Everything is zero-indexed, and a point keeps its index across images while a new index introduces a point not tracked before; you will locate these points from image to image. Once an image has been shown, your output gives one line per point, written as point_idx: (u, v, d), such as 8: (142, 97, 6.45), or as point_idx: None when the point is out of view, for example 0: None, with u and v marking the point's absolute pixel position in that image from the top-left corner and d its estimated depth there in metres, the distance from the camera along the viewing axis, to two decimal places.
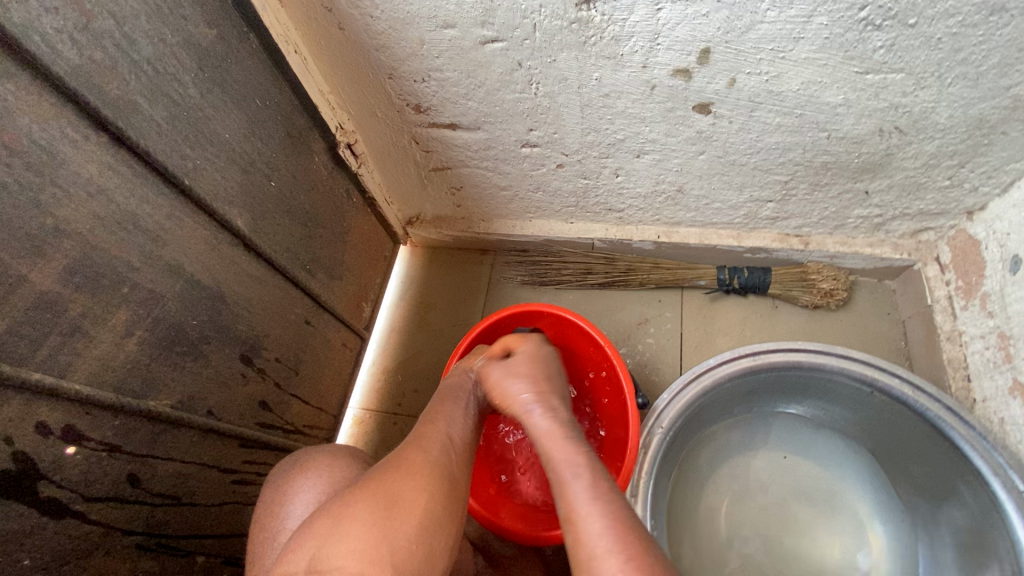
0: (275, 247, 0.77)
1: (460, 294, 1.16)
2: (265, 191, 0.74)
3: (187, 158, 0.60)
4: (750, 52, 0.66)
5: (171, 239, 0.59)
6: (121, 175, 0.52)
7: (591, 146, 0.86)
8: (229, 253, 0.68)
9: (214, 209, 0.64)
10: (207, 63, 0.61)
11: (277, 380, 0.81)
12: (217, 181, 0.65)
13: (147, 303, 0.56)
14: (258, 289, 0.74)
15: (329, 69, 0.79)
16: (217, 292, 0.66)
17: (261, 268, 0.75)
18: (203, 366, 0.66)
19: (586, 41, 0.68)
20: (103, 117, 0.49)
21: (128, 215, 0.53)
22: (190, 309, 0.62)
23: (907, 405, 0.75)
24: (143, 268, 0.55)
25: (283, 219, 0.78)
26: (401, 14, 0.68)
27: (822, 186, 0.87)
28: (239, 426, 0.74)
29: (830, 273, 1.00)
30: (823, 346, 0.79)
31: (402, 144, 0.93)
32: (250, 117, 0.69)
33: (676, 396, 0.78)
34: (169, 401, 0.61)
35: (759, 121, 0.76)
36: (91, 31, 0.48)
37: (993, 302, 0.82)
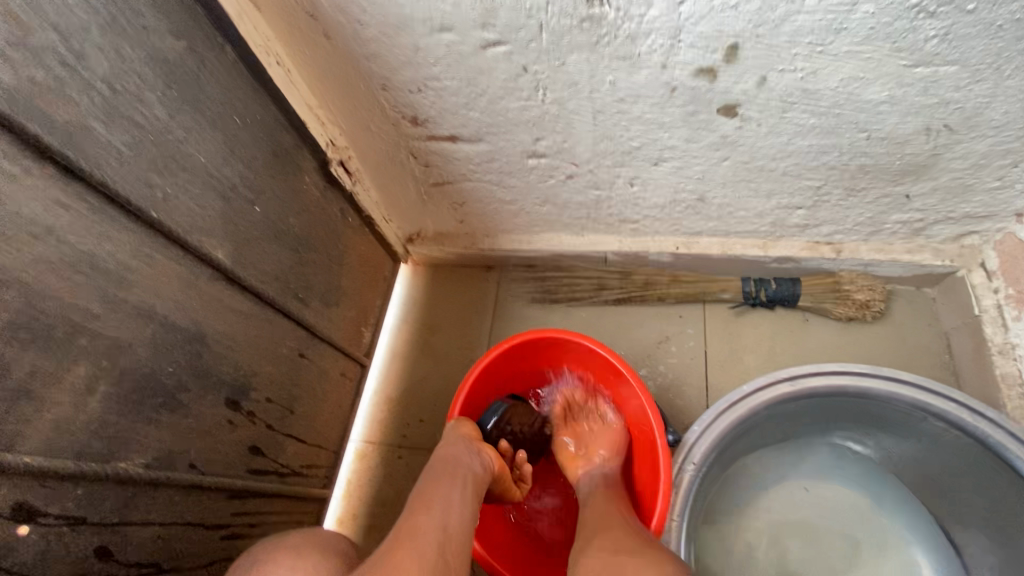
0: (263, 278, 0.70)
1: (466, 314, 1.09)
2: (249, 217, 0.67)
3: (155, 187, 0.53)
4: (784, 47, 0.58)
5: (139, 279, 0.52)
6: (73, 211, 0.45)
7: (604, 154, 0.79)
8: (210, 289, 0.61)
9: (190, 241, 0.57)
10: (175, 80, 0.55)
11: (269, 422, 0.74)
12: (193, 211, 0.58)
13: (111, 353, 0.49)
14: (244, 325, 0.67)
15: (316, 81, 0.73)
16: (196, 333, 0.59)
17: (247, 302, 0.68)
18: (182, 416, 0.59)
19: (598, 40, 0.61)
20: (47, 145, 0.42)
21: (84, 255, 0.46)
22: (165, 355, 0.56)
23: (966, 432, 0.68)
24: (105, 315, 0.49)
25: (271, 246, 0.72)
26: (391, 18, 0.61)
27: (858, 190, 0.79)
28: (228, 477, 0.67)
29: (865, 282, 0.93)
30: (868, 368, 0.72)
31: (399, 159, 0.86)
32: (229, 137, 0.63)
33: (708, 428, 0.71)
34: (143, 460, 0.54)
35: (791, 123, 0.68)
36: (29, 47, 0.41)
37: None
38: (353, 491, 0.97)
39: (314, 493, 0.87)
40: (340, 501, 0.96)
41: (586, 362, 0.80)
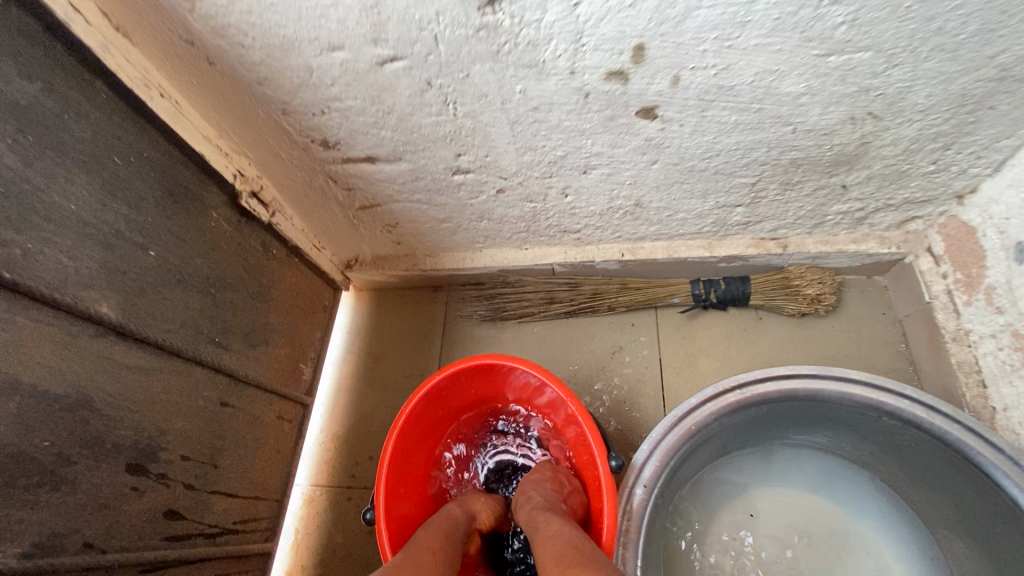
0: (166, 326, 0.65)
1: (413, 339, 1.04)
2: (142, 263, 0.62)
3: (9, 244, 0.48)
4: (691, 44, 0.55)
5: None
6: None
7: (531, 166, 0.76)
8: (96, 347, 0.56)
9: (60, 298, 0.52)
10: (28, 124, 0.50)
11: (189, 481, 0.69)
12: (65, 264, 0.53)
13: None
14: (146, 380, 0.62)
15: (210, 111, 0.68)
16: (81, 398, 0.54)
17: (147, 354, 0.62)
18: (70, 492, 0.53)
19: (499, 49, 0.58)
20: None
21: None
22: (39, 428, 0.50)
23: (919, 428, 0.65)
24: None
25: (174, 291, 0.66)
26: (275, 40, 0.57)
27: (794, 184, 0.77)
28: (138, 548, 0.61)
29: (814, 275, 0.90)
30: (816, 369, 0.69)
31: (318, 185, 0.81)
32: (109, 179, 0.58)
33: (655, 446, 0.67)
34: (20, 549, 0.49)
35: (713, 121, 0.66)
36: None
37: (1001, 296, 0.72)
38: (302, 539, 0.91)
39: (254, 548, 0.81)
40: (289, 551, 0.90)
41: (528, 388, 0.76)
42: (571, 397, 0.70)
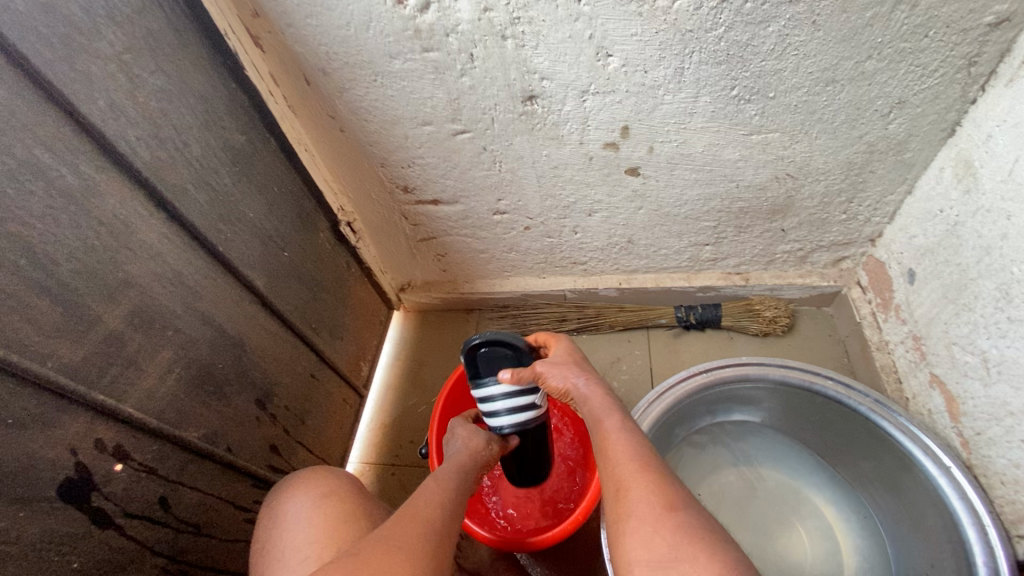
0: (287, 306, 0.90)
1: (450, 350, 1.28)
2: (279, 259, 0.89)
3: (221, 231, 0.75)
4: (659, 126, 0.85)
5: (206, 295, 0.72)
6: (173, 243, 0.67)
7: (551, 209, 1.04)
8: (250, 309, 0.81)
9: (240, 271, 0.78)
10: (238, 160, 0.79)
11: (286, 427, 0.90)
12: (243, 250, 0.80)
13: (185, 346, 0.69)
14: (272, 341, 0.86)
15: (331, 164, 0.98)
16: (239, 341, 0.78)
17: (274, 323, 0.87)
18: (225, 405, 0.76)
19: (533, 127, 0.88)
20: (165, 199, 0.65)
21: (176, 273, 0.67)
22: (217, 354, 0.74)
23: (843, 403, 0.86)
24: (184, 317, 0.68)
25: (294, 283, 0.93)
26: (389, 117, 0.88)
27: (745, 228, 1.04)
28: (254, 465, 0.82)
29: (772, 302, 1.14)
30: (765, 359, 0.91)
31: (393, 220, 1.10)
32: (270, 201, 0.86)
33: (643, 413, 0.87)
34: (197, 434, 0.71)
35: (680, 178, 0.94)
36: (160, 138, 0.65)
37: (904, 310, 0.95)
38: None
39: None
40: None
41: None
42: None
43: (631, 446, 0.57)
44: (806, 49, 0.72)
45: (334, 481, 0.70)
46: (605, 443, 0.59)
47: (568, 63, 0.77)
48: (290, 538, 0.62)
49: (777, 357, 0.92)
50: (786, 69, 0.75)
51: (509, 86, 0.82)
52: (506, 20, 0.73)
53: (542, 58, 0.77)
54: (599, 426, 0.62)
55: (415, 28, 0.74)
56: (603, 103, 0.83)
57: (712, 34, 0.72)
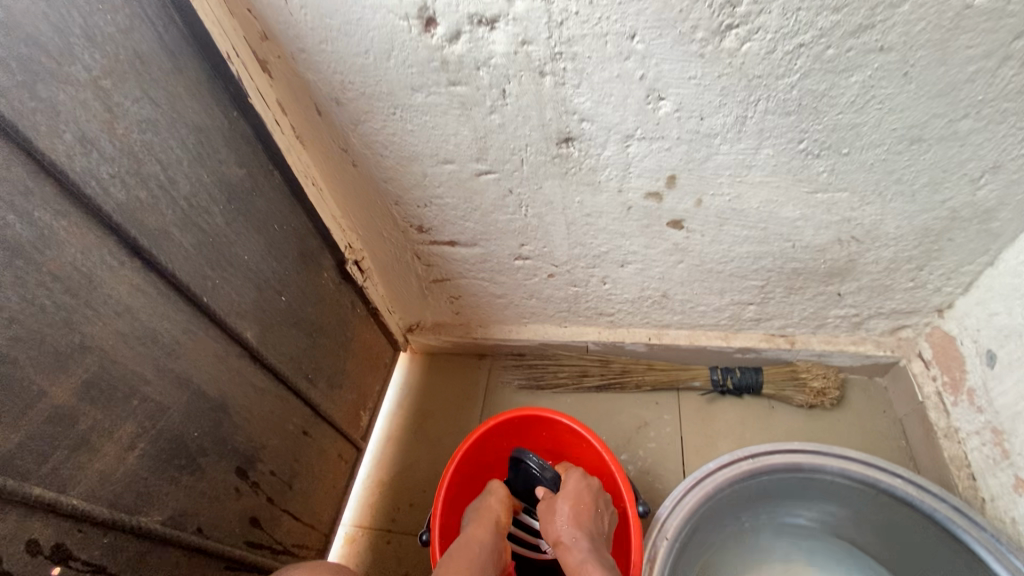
0: (280, 358, 0.80)
1: (458, 400, 1.17)
2: (275, 305, 0.79)
3: (208, 278, 0.66)
4: (711, 177, 0.75)
5: (184, 352, 0.62)
6: (147, 295, 0.57)
7: (579, 257, 0.94)
8: (237, 364, 0.71)
9: (227, 322, 0.68)
10: (234, 197, 0.70)
11: (270, 494, 0.80)
12: (234, 298, 0.70)
13: (153, 415, 0.59)
14: (260, 399, 0.76)
15: (341, 198, 0.89)
16: (220, 403, 0.68)
17: (265, 378, 0.77)
18: (199, 479, 0.66)
19: (567, 171, 0.78)
20: (140, 245, 0.56)
21: (148, 330, 0.57)
22: (193, 421, 0.64)
23: (913, 506, 0.74)
24: (154, 381, 0.59)
25: (290, 331, 0.83)
26: (407, 153, 0.79)
27: (797, 289, 0.92)
28: (229, 544, 0.71)
29: (820, 370, 1.03)
30: (820, 446, 0.79)
31: (405, 260, 1.00)
32: (269, 240, 0.77)
33: (679, 503, 0.76)
34: (161, 517, 0.61)
35: (729, 234, 0.84)
36: (141, 175, 0.56)
37: (980, 397, 0.83)
38: None
39: None
40: None
41: (566, 438, 0.88)
42: (606, 448, 0.81)
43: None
44: (893, 103, 0.62)
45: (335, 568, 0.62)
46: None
47: (612, 105, 0.68)
48: None
49: (834, 444, 0.81)
50: (866, 123, 0.65)
51: (543, 127, 0.72)
52: (546, 55, 0.63)
53: (583, 99, 0.68)
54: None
55: (442, 59, 0.65)
56: (648, 150, 0.73)
57: (784, 81, 0.62)
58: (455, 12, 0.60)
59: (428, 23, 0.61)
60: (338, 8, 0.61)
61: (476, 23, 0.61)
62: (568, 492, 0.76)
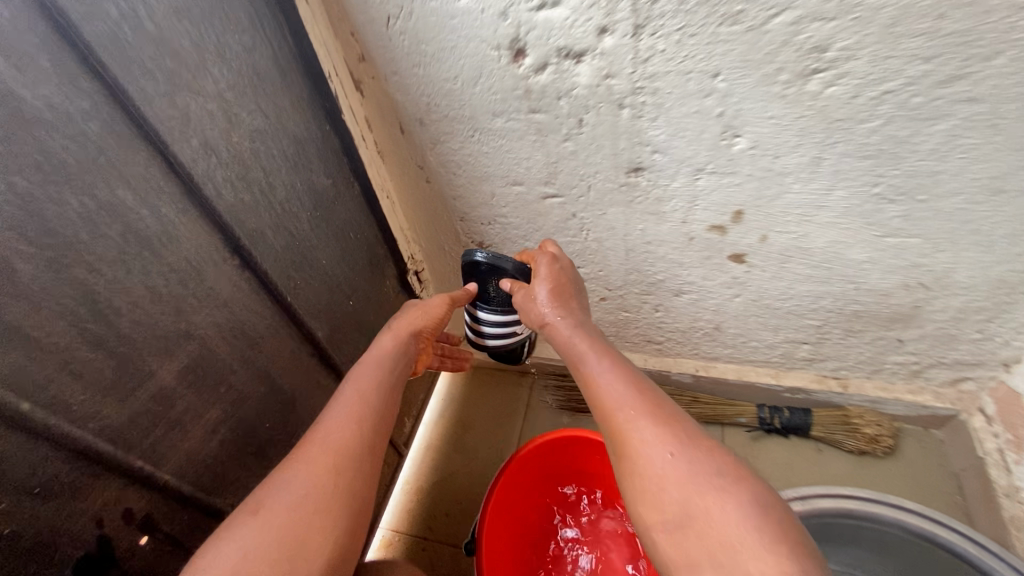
0: (343, 360, 0.84)
1: (499, 415, 1.18)
2: (344, 308, 0.83)
3: (291, 279, 0.70)
4: (779, 215, 0.76)
5: (265, 347, 0.66)
6: (241, 291, 0.62)
7: (634, 284, 0.95)
8: (307, 363, 0.75)
9: (304, 322, 0.72)
10: (319, 204, 0.74)
11: None
12: (310, 300, 0.74)
13: (235, 403, 0.62)
14: (323, 398, 0.80)
15: (409, 212, 0.93)
16: (290, 397, 0.72)
17: (328, 377, 0.81)
18: (265, 468, 0.69)
19: (633, 200, 0.80)
20: (240, 245, 0.60)
21: (238, 324, 0.62)
22: (266, 413, 0.68)
23: (970, 562, 0.74)
24: (239, 372, 0.62)
25: (353, 334, 0.86)
26: (479, 173, 0.82)
27: (855, 332, 0.91)
28: None
29: (873, 418, 1.00)
30: (876, 495, 0.79)
31: (462, 274, 1.03)
32: (344, 247, 0.81)
33: None
34: (231, 501, 0.65)
35: (790, 272, 0.84)
36: (247, 179, 0.61)
37: None
38: None
39: None
40: None
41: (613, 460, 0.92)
42: None
43: (638, 382, 0.60)
44: (977, 153, 0.62)
45: None
46: (594, 387, 0.61)
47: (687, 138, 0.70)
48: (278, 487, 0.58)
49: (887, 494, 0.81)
50: (947, 171, 0.65)
51: (615, 156, 0.74)
52: (627, 88, 0.66)
53: (659, 131, 0.70)
54: (580, 354, 0.65)
55: (526, 87, 0.68)
56: (717, 184, 0.74)
57: (865, 125, 0.63)
58: (545, 45, 0.63)
59: (518, 55, 0.65)
60: (435, 36, 0.65)
61: (563, 56, 0.64)
62: (544, 276, 0.71)
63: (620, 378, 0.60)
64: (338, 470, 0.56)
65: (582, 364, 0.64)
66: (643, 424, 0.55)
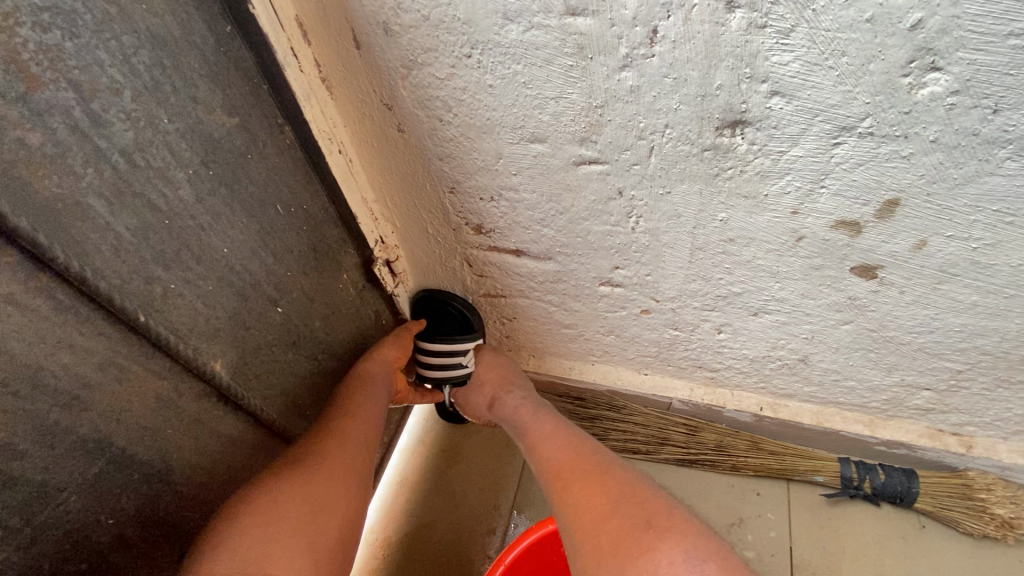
0: (264, 392, 0.57)
1: (495, 447, 0.92)
2: (266, 318, 0.56)
3: (155, 282, 0.42)
4: (960, 211, 0.47)
5: (95, 400, 0.40)
6: (28, 311, 0.35)
7: (694, 294, 0.66)
8: (193, 408, 0.49)
9: (182, 349, 0.45)
10: (214, 157, 0.46)
11: None
12: (196, 312, 0.47)
13: (30, 504, 0.38)
14: (227, 450, 0.55)
15: (376, 176, 0.64)
16: (158, 466, 0.47)
17: (238, 419, 0.55)
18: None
19: (718, 173, 0.50)
20: (15, 227, 0.32)
21: (28, 368, 0.36)
22: (108, 501, 0.43)
23: None
24: (35, 452, 0.37)
25: (284, 353, 0.59)
26: (478, 120, 0.53)
27: (1011, 383, 0.63)
28: None
29: (1006, 493, 0.73)
30: None
31: (451, 265, 0.75)
32: (265, 228, 0.53)
33: None
34: None
35: (945, 296, 0.55)
36: (30, 104, 0.32)
37: None
38: None
39: None
40: None
41: None
42: None
43: (636, 492, 0.56)
44: None
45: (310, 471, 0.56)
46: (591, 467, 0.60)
47: (838, 71, 0.40)
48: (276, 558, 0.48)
49: None
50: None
51: (703, 99, 0.45)
52: None
53: (790, 57, 0.40)
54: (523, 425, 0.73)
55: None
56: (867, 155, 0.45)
57: None
58: None
59: None
60: None
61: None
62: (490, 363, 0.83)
63: (605, 481, 0.58)
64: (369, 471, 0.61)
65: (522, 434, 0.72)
66: (650, 541, 0.50)
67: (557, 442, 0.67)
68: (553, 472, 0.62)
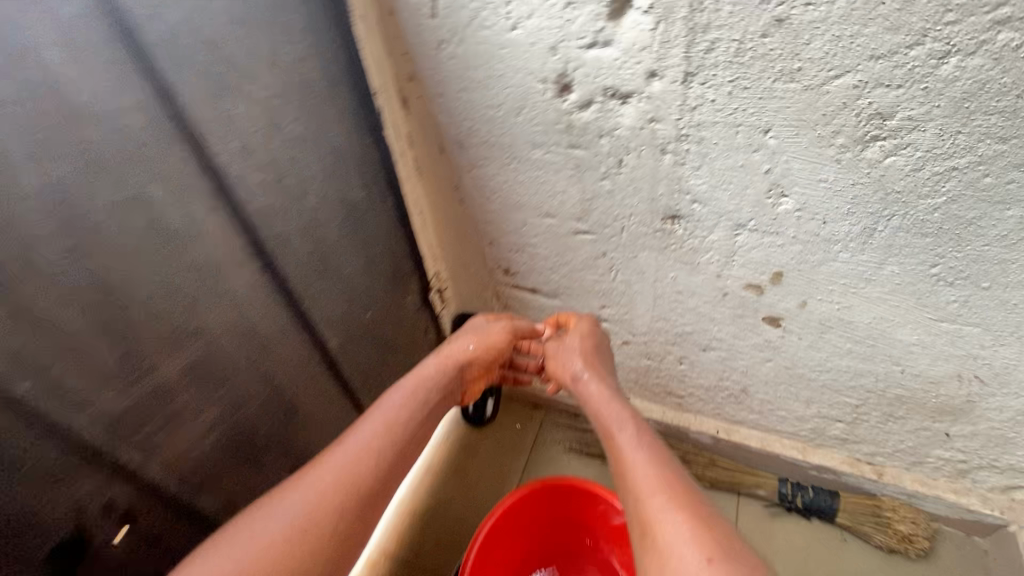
0: (353, 368, 0.84)
1: (505, 448, 1.15)
2: (361, 319, 0.83)
3: (311, 284, 0.70)
4: (823, 282, 0.71)
5: (273, 349, 0.66)
6: (258, 291, 0.62)
7: (659, 331, 0.91)
8: (314, 370, 0.75)
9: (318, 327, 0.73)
10: (351, 213, 0.75)
11: None
12: (327, 306, 0.74)
13: (235, 406, 0.63)
14: (326, 404, 0.80)
15: (441, 230, 0.93)
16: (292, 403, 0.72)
17: (334, 384, 0.82)
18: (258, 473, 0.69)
19: (667, 246, 0.77)
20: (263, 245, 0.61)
21: (251, 323, 0.62)
22: (266, 418, 0.68)
23: None
24: (244, 374, 0.63)
25: (367, 343, 0.86)
26: (513, 200, 0.81)
27: (897, 418, 0.84)
28: None
29: (909, 514, 0.92)
30: None
31: (485, 297, 1.02)
32: (370, 258, 0.82)
33: None
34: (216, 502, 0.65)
35: (830, 343, 0.78)
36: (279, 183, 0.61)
37: None
38: None
39: None
40: None
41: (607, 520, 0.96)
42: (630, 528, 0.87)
43: (674, 492, 0.58)
44: None
45: (353, 438, 0.64)
46: (627, 462, 0.64)
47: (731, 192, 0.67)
48: (276, 516, 0.55)
49: None
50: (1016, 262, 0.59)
51: (653, 200, 0.72)
52: (672, 134, 0.64)
53: (701, 181, 0.67)
54: (613, 416, 0.72)
55: (569, 123, 0.67)
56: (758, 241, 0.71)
57: (926, 200, 0.58)
58: (593, 83, 0.62)
59: (565, 89, 0.64)
60: (484, 64, 0.65)
61: (610, 96, 0.63)
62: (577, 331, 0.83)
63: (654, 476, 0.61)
64: (395, 435, 0.67)
65: (615, 428, 0.70)
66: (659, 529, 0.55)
67: (635, 463, 0.63)
68: (636, 480, 0.61)
